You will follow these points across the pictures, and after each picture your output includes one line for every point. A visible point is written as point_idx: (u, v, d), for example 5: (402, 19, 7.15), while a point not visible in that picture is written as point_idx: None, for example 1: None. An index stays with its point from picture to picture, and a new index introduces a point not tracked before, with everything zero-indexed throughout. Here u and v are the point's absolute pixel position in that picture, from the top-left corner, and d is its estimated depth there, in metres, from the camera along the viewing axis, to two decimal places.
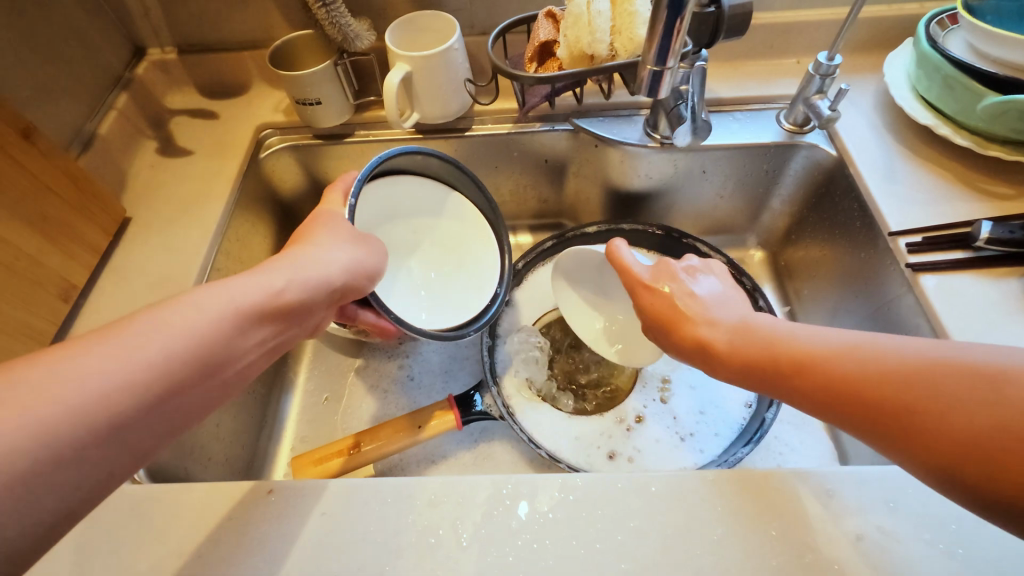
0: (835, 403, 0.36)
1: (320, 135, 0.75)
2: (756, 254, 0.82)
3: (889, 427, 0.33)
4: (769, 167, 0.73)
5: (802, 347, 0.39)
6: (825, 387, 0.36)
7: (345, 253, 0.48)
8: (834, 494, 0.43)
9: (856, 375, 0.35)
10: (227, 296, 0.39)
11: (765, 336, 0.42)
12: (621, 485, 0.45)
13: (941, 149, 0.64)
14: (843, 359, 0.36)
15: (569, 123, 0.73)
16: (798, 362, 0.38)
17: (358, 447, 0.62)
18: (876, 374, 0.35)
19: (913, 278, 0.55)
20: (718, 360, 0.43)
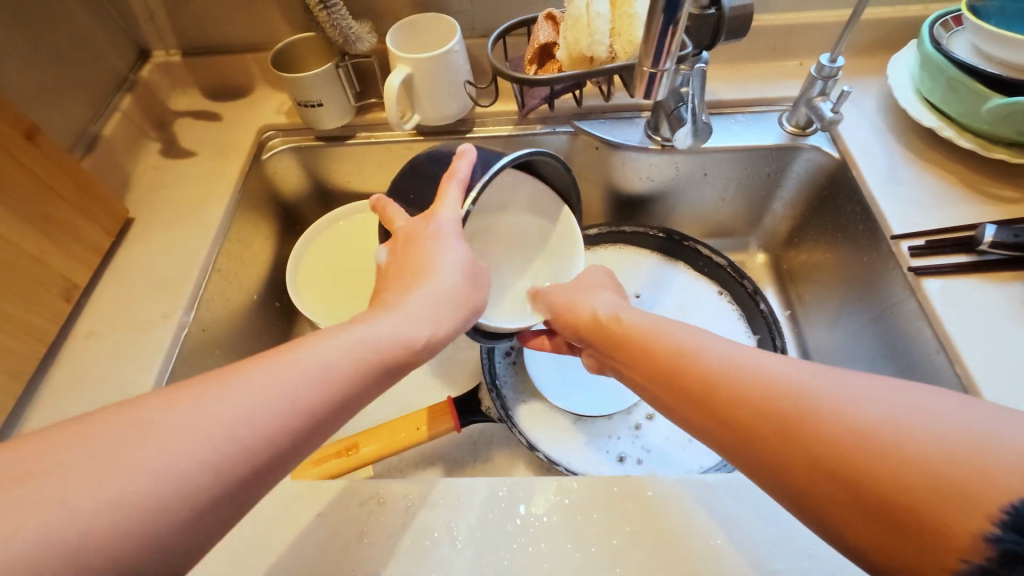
0: (698, 404, 0.36)
1: (322, 137, 0.76)
2: (758, 257, 0.82)
3: (745, 431, 0.33)
4: (771, 170, 0.72)
5: (671, 346, 0.40)
6: (688, 385, 0.37)
7: (468, 285, 0.45)
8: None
9: (715, 377, 0.36)
10: (359, 344, 0.37)
11: (640, 333, 0.44)
12: (616, 488, 0.45)
13: (945, 151, 0.63)
14: (705, 361, 0.37)
15: (569, 125, 0.73)
16: (664, 363, 0.40)
17: (355, 448, 0.62)
18: (734, 379, 0.35)
19: (915, 282, 0.55)
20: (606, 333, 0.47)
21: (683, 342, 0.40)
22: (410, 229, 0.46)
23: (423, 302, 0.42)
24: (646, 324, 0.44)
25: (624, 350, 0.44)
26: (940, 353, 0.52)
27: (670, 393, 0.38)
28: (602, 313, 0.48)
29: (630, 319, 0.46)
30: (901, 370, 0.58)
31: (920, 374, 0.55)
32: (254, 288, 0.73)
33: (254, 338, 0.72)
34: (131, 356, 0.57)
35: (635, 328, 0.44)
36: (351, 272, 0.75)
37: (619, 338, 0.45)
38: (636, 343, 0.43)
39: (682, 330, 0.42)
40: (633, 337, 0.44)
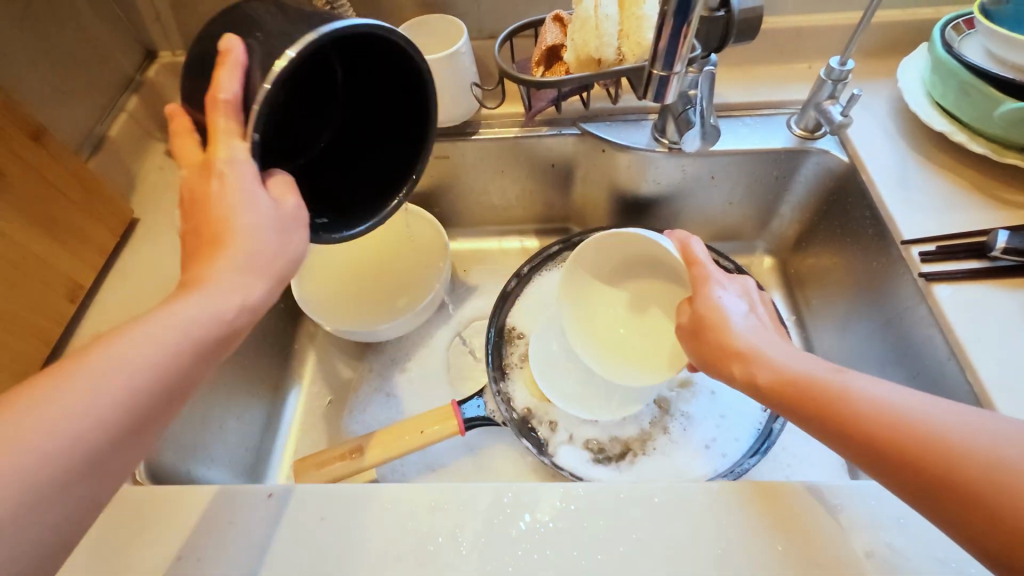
0: (904, 471, 0.34)
1: None
2: (764, 260, 0.81)
3: (924, 484, 0.33)
4: (778, 174, 0.72)
5: (848, 393, 0.38)
6: (856, 434, 0.36)
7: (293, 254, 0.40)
8: (844, 509, 0.42)
9: (907, 435, 0.34)
10: (166, 323, 0.35)
11: (807, 374, 0.40)
12: (623, 495, 0.45)
13: (956, 155, 0.63)
14: (897, 417, 0.35)
15: (575, 127, 0.73)
16: (841, 410, 0.37)
17: (359, 451, 0.62)
18: (932, 439, 0.33)
19: (926, 288, 0.54)
20: (752, 383, 0.43)
21: (864, 391, 0.37)
22: (191, 187, 0.38)
23: (253, 265, 0.38)
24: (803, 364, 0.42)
25: (784, 392, 0.41)
26: (952, 361, 0.51)
27: (847, 445, 0.37)
28: (749, 352, 0.45)
29: (793, 362, 0.42)
30: (911, 377, 0.57)
31: (929, 379, 0.54)
32: None
33: (257, 338, 0.72)
34: None
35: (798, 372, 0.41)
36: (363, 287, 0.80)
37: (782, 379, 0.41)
38: (806, 387, 0.40)
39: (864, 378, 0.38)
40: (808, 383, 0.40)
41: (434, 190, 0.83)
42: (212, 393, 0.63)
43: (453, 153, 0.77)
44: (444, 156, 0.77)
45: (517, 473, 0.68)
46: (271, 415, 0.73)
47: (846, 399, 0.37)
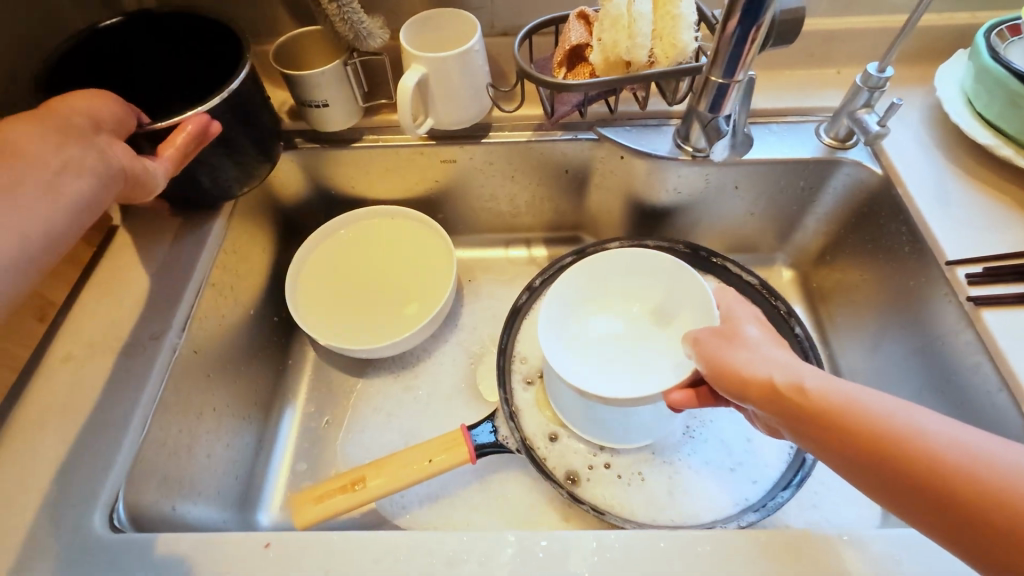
0: (974, 519, 0.31)
1: (326, 139, 0.71)
2: (784, 273, 0.77)
3: (996, 534, 0.30)
4: (805, 184, 0.68)
5: (892, 423, 0.35)
6: (916, 473, 0.33)
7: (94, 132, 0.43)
8: (903, 563, 0.39)
9: (968, 471, 0.32)
10: None
11: (847, 403, 0.38)
12: (663, 544, 0.41)
13: (995, 169, 0.60)
14: (952, 454, 0.33)
15: (592, 132, 0.69)
16: (889, 445, 0.35)
17: (362, 482, 0.57)
18: (992, 479, 0.31)
19: (973, 313, 0.51)
20: (787, 414, 0.40)
21: (913, 425, 0.35)
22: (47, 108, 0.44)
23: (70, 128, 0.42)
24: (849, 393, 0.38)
25: (822, 421, 0.38)
26: (1003, 393, 0.48)
27: (897, 480, 0.34)
28: (780, 378, 0.42)
29: (830, 388, 0.39)
30: (954, 405, 0.54)
31: (974, 409, 0.52)
32: (250, 301, 0.68)
33: (247, 355, 0.66)
34: (114, 385, 0.52)
35: (838, 401, 0.38)
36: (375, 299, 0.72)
37: (820, 405, 0.38)
38: (847, 415, 0.37)
39: (907, 408, 0.36)
40: (858, 416, 0.37)
41: (439, 195, 0.78)
42: (199, 420, 0.57)
43: (461, 157, 0.72)
44: (451, 160, 0.72)
45: (528, 500, 0.64)
46: (263, 438, 0.67)
47: (904, 437, 0.34)
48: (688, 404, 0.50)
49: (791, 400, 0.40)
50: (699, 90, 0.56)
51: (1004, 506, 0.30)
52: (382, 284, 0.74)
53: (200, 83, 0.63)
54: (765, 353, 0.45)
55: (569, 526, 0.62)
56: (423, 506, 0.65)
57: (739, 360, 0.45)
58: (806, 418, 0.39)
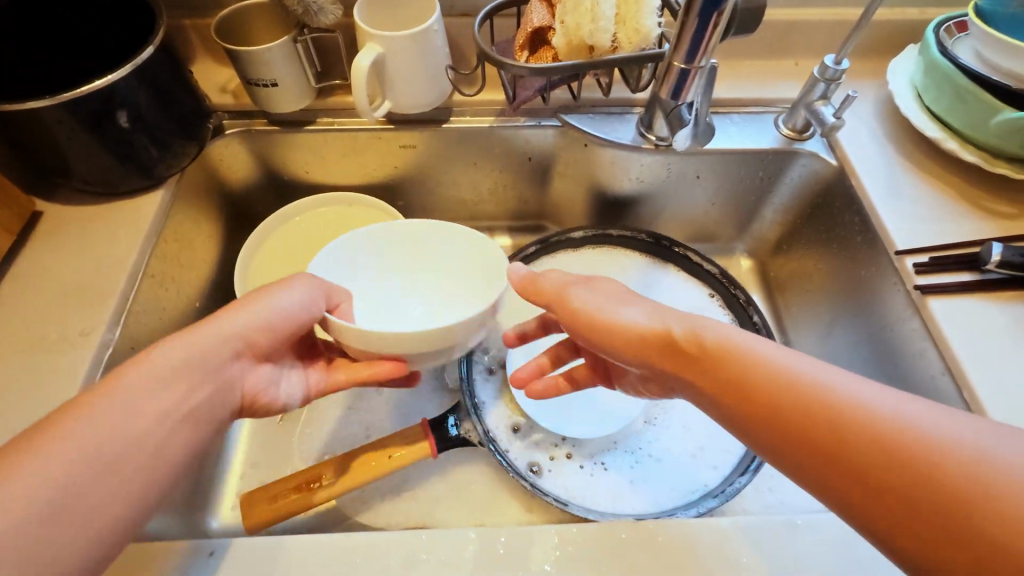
0: (835, 455, 0.32)
1: (277, 121, 0.67)
2: (743, 262, 0.79)
3: (852, 467, 0.31)
4: (764, 175, 0.69)
5: (766, 368, 0.35)
6: (793, 415, 0.33)
7: (275, 326, 0.43)
8: (853, 544, 0.40)
9: (834, 411, 0.32)
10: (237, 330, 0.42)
11: (740, 350, 0.37)
12: (624, 534, 0.41)
13: (942, 161, 0.62)
14: (822, 393, 0.33)
15: (556, 119, 0.68)
16: (768, 389, 0.35)
17: (318, 481, 0.55)
18: (849, 413, 0.32)
19: (920, 301, 0.53)
20: (673, 363, 0.39)
21: (789, 368, 0.35)
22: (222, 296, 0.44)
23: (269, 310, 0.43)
24: (727, 338, 0.37)
25: (708, 368, 0.37)
26: (945, 376, 0.51)
27: (785, 427, 0.34)
28: (668, 325, 0.40)
29: (713, 336, 0.38)
30: (900, 389, 0.56)
31: (921, 394, 0.54)
32: (196, 293, 0.64)
33: None
34: (41, 386, 0.47)
35: (726, 348, 0.37)
36: None
37: (710, 351, 0.37)
38: (729, 365, 0.36)
39: (790, 355, 0.36)
40: (736, 362, 0.36)
41: (398, 181, 0.75)
42: None
43: (421, 143, 0.70)
44: (411, 146, 0.70)
45: (491, 491, 0.64)
46: None
47: (780, 382, 0.34)
48: (534, 375, 0.54)
49: (680, 347, 0.38)
50: (660, 76, 0.55)
51: (861, 442, 0.31)
52: None
53: (122, 59, 0.58)
54: (647, 304, 0.43)
55: (533, 517, 0.62)
56: (384, 501, 0.63)
57: (620, 309, 0.42)
58: (698, 364, 0.38)
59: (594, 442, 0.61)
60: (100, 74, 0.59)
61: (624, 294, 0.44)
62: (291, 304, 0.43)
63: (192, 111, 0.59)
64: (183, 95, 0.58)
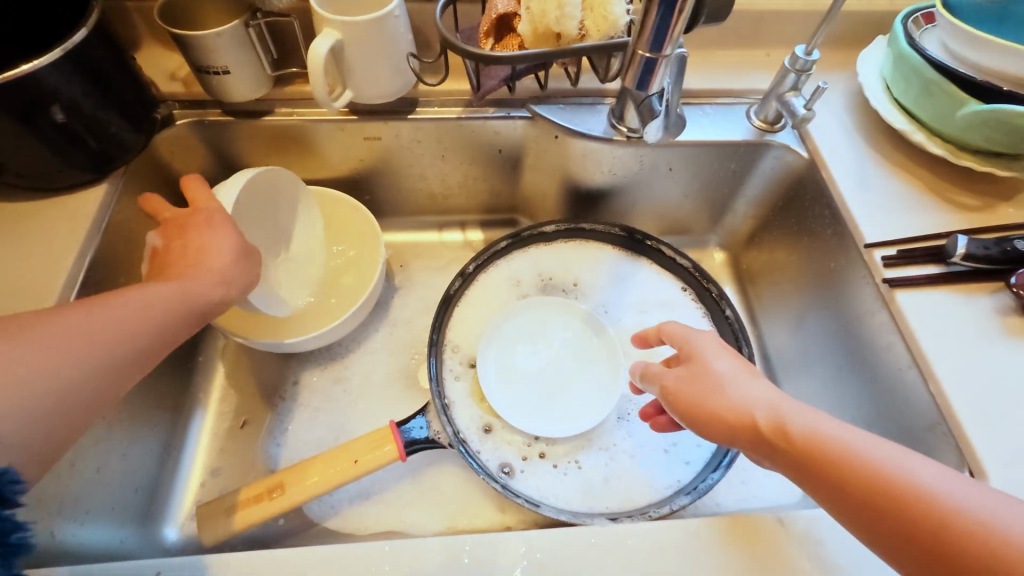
0: (934, 552, 0.33)
1: (231, 111, 0.64)
2: (717, 255, 0.78)
3: (946, 563, 0.32)
4: (736, 167, 0.68)
5: (858, 458, 0.36)
6: (885, 504, 0.34)
7: (228, 279, 0.49)
8: (826, 542, 0.40)
9: (926, 507, 0.34)
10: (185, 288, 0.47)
11: (842, 450, 0.37)
12: (593, 539, 0.40)
13: (909, 153, 0.62)
14: (912, 485, 0.34)
15: (526, 110, 0.66)
16: (857, 480, 0.36)
17: (280, 489, 0.52)
18: (941, 509, 0.33)
19: (888, 294, 0.53)
20: (767, 447, 0.39)
21: (879, 460, 0.36)
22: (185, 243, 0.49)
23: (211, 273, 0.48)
24: (823, 428, 0.38)
25: (801, 457, 0.38)
26: (913, 369, 0.51)
27: (898, 538, 0.34)
28: (763, 416, 0.40)
29: (803, 421, 0.39)
30: (870, 381, 0.56)
31: (889, 387, 0.54)
32: None
33: None
34: None
35: (817, 438, 0.38)
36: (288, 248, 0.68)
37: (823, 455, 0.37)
38: (822, 453, 0.37)
39: (898, 457, 0.36)
40: (830, 454, 0.37)
41: (365, 174, 0.73)
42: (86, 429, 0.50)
43: (386, 134, 0.67)
44: (376, 137, 0.67)
45: (463, 493, 0.62)
46: (169, 443, 0.61)
47: (874, 473, 0.35)
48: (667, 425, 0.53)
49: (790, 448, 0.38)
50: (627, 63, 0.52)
51: (961, 539, 0.32)
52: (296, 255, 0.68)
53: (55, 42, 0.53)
54: (742, 380, 0.42)
55: (506, 517, 0.61)
56: (353, 506, 0.61)
57: (721, 399, 0.41)
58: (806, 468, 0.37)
59: (567, 440, 0.60)
60: (29, 57, 0.54)
61: (716, 372, 0.43)
62: (223, 261, 0.49)
63: (136, 100, 0.56)
64: (125, 82, 0.54)
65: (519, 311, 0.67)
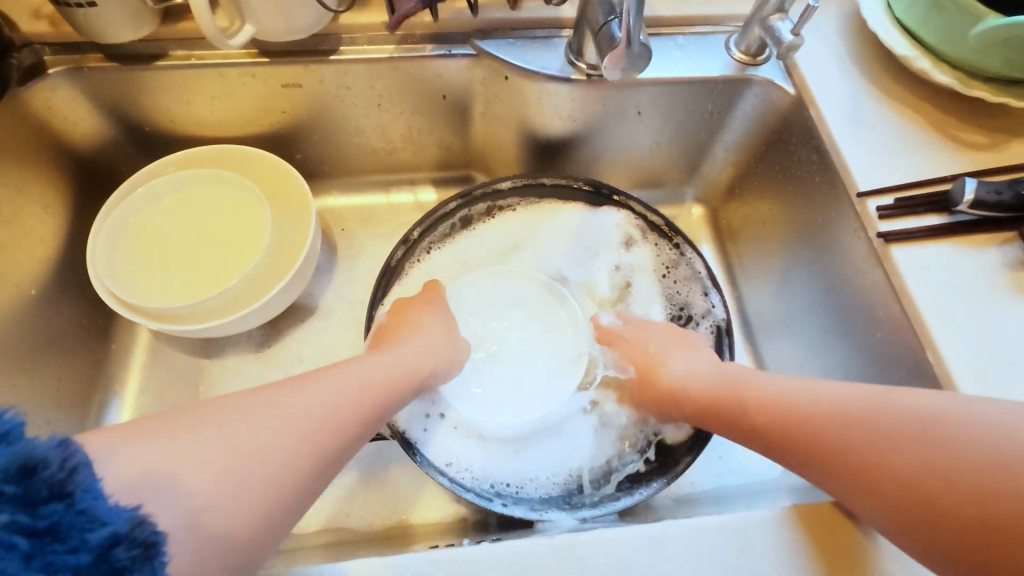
0: (802, 454, 0.38)
1: (115, 54, 0.53)
2: (694, 211, 0.71)
3: (817, 460, 0.37)
4: (714, 109, 0.59)
5: (748, 392, 0.43)
6: (763, 428, 0.41)
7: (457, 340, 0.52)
8: (791, 540, 0.37)
9: (787, 419, 0.39)
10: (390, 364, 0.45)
11: (733, 394, 0.44)
12: (509, 549, 0.37)
13: (911, 85, 0.54)
14: (776, 404, 0.40)
15: (469, 46, 0.56)
16: (738, 408, 0.43)
17: None
18: (794, 413, 0.39)
19: (882, 250, 0.47)
20: (685, 398, 0.47)
21: (753, 392, 0.42)
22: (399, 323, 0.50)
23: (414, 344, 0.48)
24: (729, 377, 0.45)
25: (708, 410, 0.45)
26: (907, 337, 0.45)
27: (772, 451, 0.40)
28: (675, 371, 0.48)
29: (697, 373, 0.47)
30: (859, 348, 0.50)
31: (879, 355, 0.48)
32: (25, 279, 0.52)
33: (29, 349, 0.52)
34: None
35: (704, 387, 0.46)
36: (198, 234, 0.57)
37: (705, 407, 0.45)
38: (720, 401, 0.44)
39: (775, 390, 0.41)
40: (725, 398, 0.44)
41: (290, 129, 0.63)
42: None
43: (307, 80, 0.57)
44: (296, 84, 0.57)
45: (413, 484, 0.57)
46: None
47: (758, 404, 0.42)
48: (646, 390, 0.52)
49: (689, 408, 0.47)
50: None
51: (816, 437, 0.37)
52: (207, 238, 0.57)
53: None
54: (670, 351, 0.50)
55: (462, 508, 0.56)
56: None
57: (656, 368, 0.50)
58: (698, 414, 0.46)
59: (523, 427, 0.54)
60: None
61: (652, 350, 0.51)
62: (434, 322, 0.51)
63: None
64: None
65: (481, 281, 0.59)
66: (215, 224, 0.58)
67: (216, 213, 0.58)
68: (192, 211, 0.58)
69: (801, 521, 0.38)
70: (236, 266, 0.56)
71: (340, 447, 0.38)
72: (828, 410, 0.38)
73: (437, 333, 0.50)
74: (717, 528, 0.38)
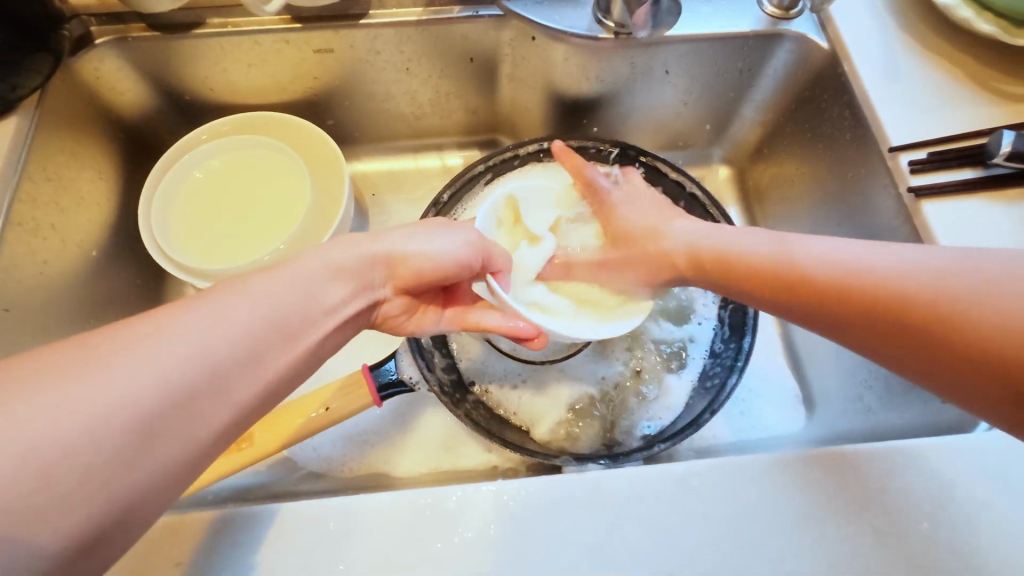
0: (878, 330, 0.37)
1: (155, 24, 0.55)
2: (720, 171, 0.70)
3: (889, 336, 0.36)
4: (744, 65, 0.59)
5: (780, 264, 0.42)
6: (816, 303, 0.39)
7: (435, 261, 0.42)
8: (812, 482, 0.39)
9: (839, 289, 0.38)
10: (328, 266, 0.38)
11: (763, 262, 0.43)
12: (548, 483, 0.40)
13: (949, 37, 0.52)
14: (828, 273, 0.39)
15: (497, 6, 0.57)
16: (791, 281, 0.41)
17: (250, 439, 0.50)
18: (854, 286, 0.38)
19: (913, 205, 0.47)
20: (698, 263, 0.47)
21: (798, 258, 0.41)
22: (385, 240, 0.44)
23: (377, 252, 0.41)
24: (766, 250, 0.43)
25: (733, 277, 0.44)
26: None
27: (828, 322, 0.39)
28: (678, 253, 0.48)
29: (716, 246, 0.46)
30: None
31: None
32: (86, 242, 0.56)
33: (93, 307, 0.56)
34: None
35: (727, 253, 0.45)
36: (235, 205, 0.59)
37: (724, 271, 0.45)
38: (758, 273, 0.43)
39: (817, 255, 0.40)
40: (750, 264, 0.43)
41: (322, 96, 0.64)
42: None
43: (339, 46, 0.58)
44: (327, 50, 0.59)
45: (449, 436, 0.60)
46: None
47: (801, 272, 0.40)
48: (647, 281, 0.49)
49: (682, 266, 0.48)
50: None
51: (873, 304, 0.37)
52: (244, 208, 0.59)
53: None
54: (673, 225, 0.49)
55: (494, 457, 0.59)
56: (336, 449, 0.59)
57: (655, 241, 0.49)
58: (718, 283, 0.46)
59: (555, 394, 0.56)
60: None
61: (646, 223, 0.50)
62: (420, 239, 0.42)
63: None
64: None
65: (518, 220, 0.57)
66: (251, 194, 0.60)
67: (252, 184, 0.60)
68: (230, 182, 0.60)
69: (821, 464, 0.40)
70: (278, 225, 0.58)
71: (239, 342, 0.33)
72: (883, 274, 0.37)
73: (457, 239, 0.43)
74: (741, 468, 0.40)
